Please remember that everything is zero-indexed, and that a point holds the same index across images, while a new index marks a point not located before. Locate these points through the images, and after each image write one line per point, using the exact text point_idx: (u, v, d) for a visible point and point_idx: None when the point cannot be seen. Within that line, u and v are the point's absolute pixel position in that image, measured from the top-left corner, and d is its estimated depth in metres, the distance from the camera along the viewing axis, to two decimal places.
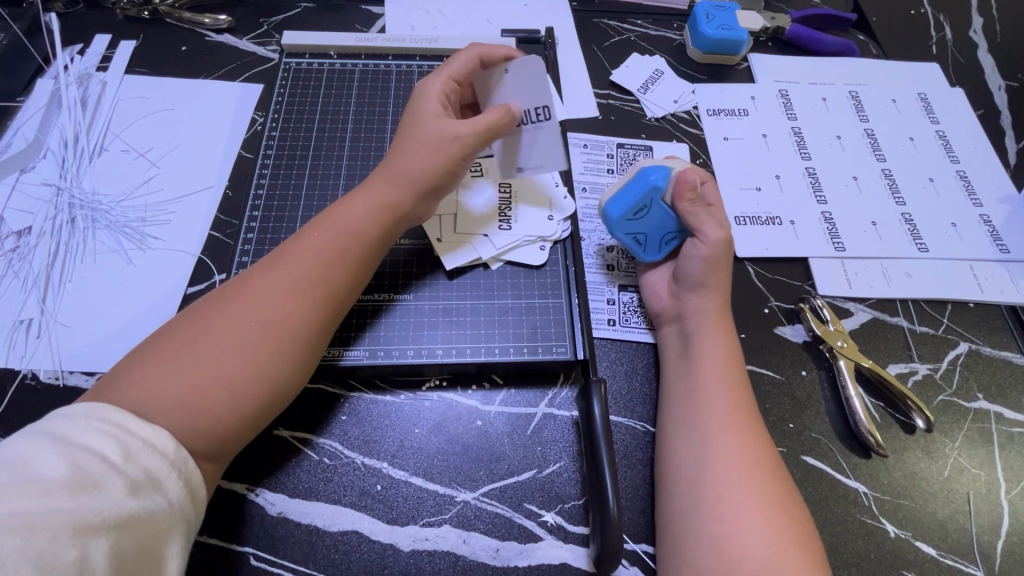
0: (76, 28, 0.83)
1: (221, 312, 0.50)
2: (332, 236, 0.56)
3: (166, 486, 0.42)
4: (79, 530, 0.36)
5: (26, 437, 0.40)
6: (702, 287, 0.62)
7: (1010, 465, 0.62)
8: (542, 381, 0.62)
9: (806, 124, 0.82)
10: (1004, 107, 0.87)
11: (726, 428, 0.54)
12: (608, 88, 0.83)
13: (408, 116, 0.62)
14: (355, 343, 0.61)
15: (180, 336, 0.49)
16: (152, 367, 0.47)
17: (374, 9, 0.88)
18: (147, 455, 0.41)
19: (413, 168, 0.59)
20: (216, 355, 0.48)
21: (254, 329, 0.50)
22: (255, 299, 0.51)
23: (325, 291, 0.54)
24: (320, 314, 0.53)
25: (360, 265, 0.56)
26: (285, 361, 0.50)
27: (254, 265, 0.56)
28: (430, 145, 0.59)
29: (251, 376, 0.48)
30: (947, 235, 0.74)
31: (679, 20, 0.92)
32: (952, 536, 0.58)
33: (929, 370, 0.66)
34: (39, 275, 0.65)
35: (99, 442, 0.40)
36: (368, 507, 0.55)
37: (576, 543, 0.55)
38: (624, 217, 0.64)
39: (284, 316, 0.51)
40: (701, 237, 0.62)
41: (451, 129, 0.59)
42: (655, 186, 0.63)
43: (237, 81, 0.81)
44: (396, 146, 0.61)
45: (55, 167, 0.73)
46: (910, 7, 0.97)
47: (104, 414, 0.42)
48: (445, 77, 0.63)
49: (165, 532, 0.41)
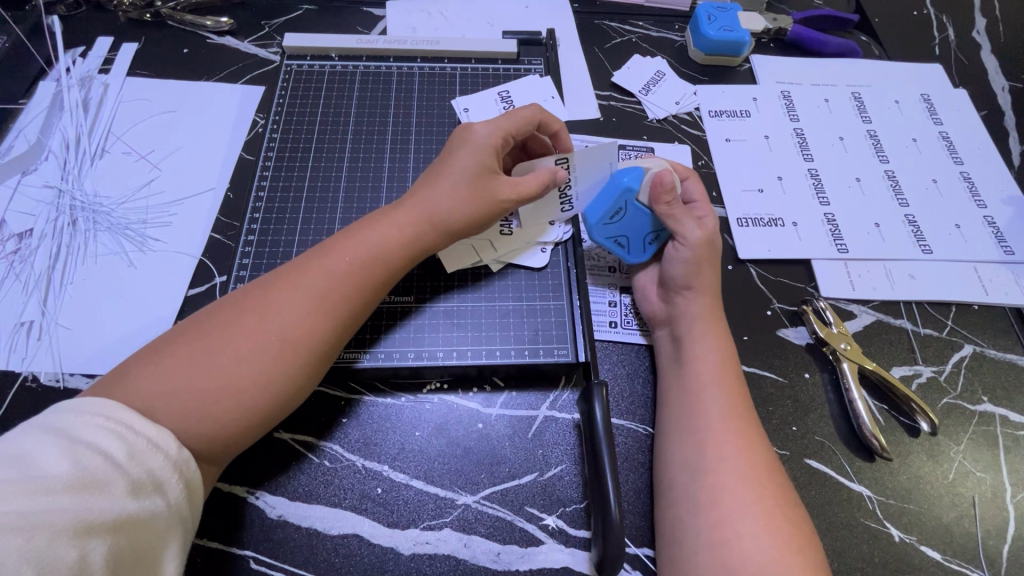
0: (77, 30, 0.83)
1: (238, 317, 0.50)
2: (355, 249, 0.55)
3: (168, 487, 0.42)
4: (79, 531, 0.36)
5: (31, 431, 0.40)
6: (689, 288, 0.62)
7: (1015, 469, 0.61)
8: (543, 383, 0.62)
9: (808, 125, 0.82)
10: (1008, 108, 0.87)
11: (723, 432, 0.54)
12: (610, 90, 0.83)
13: (461, 149, 0.62)
14: (373, 346, 0.61)
15: (195, 338, 0.48)
16: (162, 365, 0.47)
17: (376, 11, 0.88)
18: (151, 454, 0.41)
19: (447, 215, 0.59)
20: (228, 363, 0.47)
21: (268, 339, 0.49)
22: (270, 308, 0.51)
23: (342, 310, 0.53)
24: (335, 332, 0.52)
25: (380, 284, 0.56)
26: (296, 376, 0.50)
27: (277, 267, 0.55)
28: (472, 199, 0.60)
29: (259, 387, 0.48)
30: (951, 236, 0.74)
31: (681, 21, 0.92)
32: (957, 540, 0.57)
33: (933, 373, 0.66)
34: (40, 276, 0.65)
35: (103, 440, 0.40)
36: (368, 509, 0.55)
37: (578, 546, 0.54)
38: (600, 222, 0.64)
39: (299, 330, 0.50)
40: (681, 240, 0.62)
41: (500, 192, 0.61)
42: (628, 189, 0.63)
43: (239, 83, 0.81)
44: (433, 175, 0.61)
45: (57, 169, 0.73)
46: (912, 8, 0.96)
47: (110, 412, 0.42)
48: (503, 130, 0.63)
49: (164, 534, 0.41)
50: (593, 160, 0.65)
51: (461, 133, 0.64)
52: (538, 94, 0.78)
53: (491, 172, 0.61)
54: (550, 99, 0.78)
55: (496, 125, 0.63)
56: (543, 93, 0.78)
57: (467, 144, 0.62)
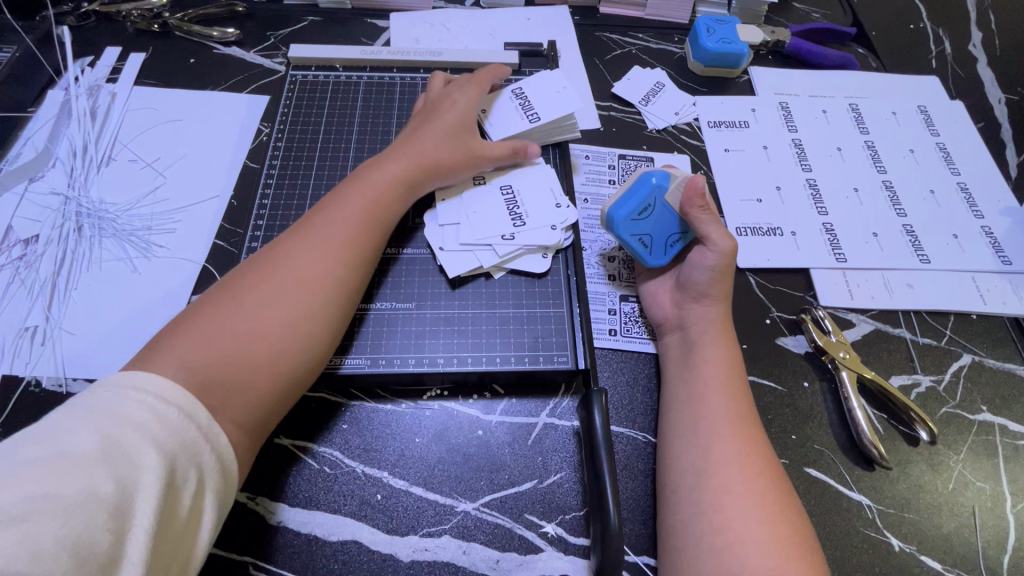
0: (85, 41, 0.85)
1: (257, 274, 0.54)
2: (355, 204, 0.60)
3: (202, 458, 0.42)
4: (113, 513, 0.36)
5: (62, 412, 0.40)
6: (706, 296, 0.63)
7: (1015, 478, 0.61)
8: (543, 390, 0.62)
9: (807, 135, 0.83)
10: (1005, 120, 0.88)
11: (727, 436, 0.54)
12: (610, 100, 0.84)
13: (433, 115, 0.70)
14: (350, 352, 0.61)
15: (219, 299, 0.51)
16: (194, 327, 0.49)
17: (380, 22, 0.90)
18: (183, 426, 0.42)
19: (438, 163, 0.66)
20: (256, 309, 0.51)
21: (289, 287, 0.53)
22: (287, 261, 0.55)
23: (351, 253, 0.57)
24: (348, 272, 0.57)
25: (381, 237, 0.61)
26: (320, 319, 0.53)
27: (278, 236, 0.59)
28: (456, 148, 0.68)
29: (286, 326, 0.51)
30: (948, 245, 0.74)
31: (680, 33, 0.93)
32: (957, 551, 0.57)
33: (932, 382, 0.66)
34: (45, 282, 0.66)
35: (139, 415, 0.40)
36: (367, 516, 0.55)
37: (577, 555, 0.54)
38: (629, 217, 0.64)
39: (315, 273, 0.54)
40: (710, 245, 0.63)
41: (474, 144, 0.68)
42: (658, 186, 0.65)
43: (244, 92, 0.82)
44: (416, 131, 0.68)
45: (64, 176, 0.74)
46: (910, 22, 0.97)
47: (141, 384, 0.42)
48: (474, 95, 0.72)
49: (196, 508, 0.41)
50: (538, 183, 0.71)
51: (437, 99, 0.72)
52: (554, 91, 0.74)
53: (467, 127, 0.69)
54: (563, 90, 0.74)
55: (468, 90, 0.72)
56: (557, 84, 0.75)
57: (446, 108, 0.70)
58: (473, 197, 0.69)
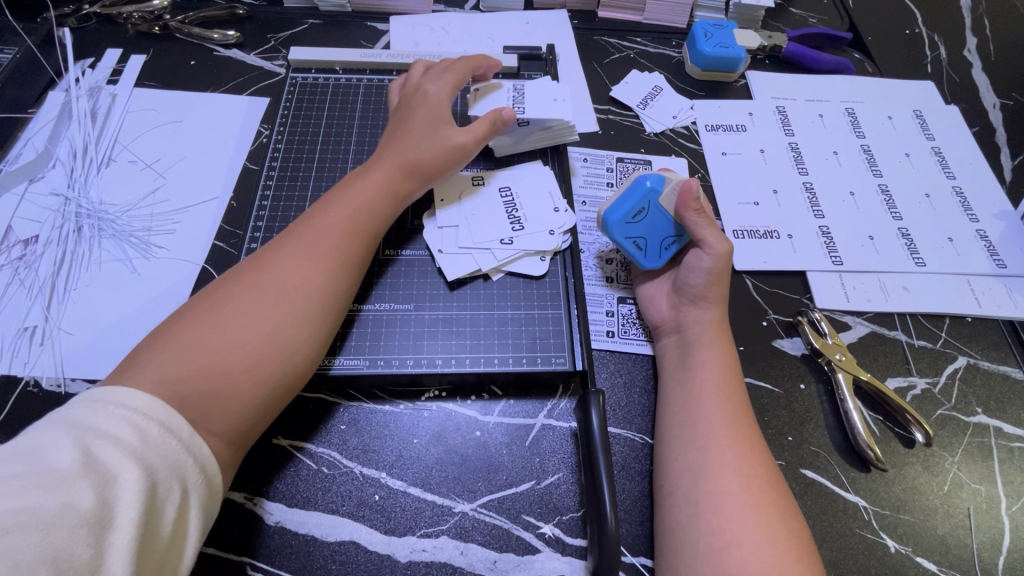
0: (86, 42, 0.85)
1: (237, 285, 0.54)
2: (339, 214, 0.60)
3: (184, 470, 0.42)
4: (93, 527, 0.36)
5: (47, 426, 0.41)
6: (702, 300, 0.63)
7: (1010, 480, 0.61)
8: (542, 391, 0.63)
9: (804, 139, 0.84)
10: (999, 125, 0.88)
11: (723, 439, 0.55)
12: (608, 104, 0.85)
13: (415, 113, 0.69)
14: (346, 352, 0.61)
15: (198, 311, 0.51)
16: (172, 339, 0.49)
17: (380, 25, 0.90)
18: (163, 440, 0.42)
19: (422, 161, 0.66)
20: (234, 320, 0.51)
21: (269, 298, 0.53)
22: (267, 272, 0.55)
23: (333, 262, 0.57)
24: (329, 280, 0.56)
25: (366, 245, 0.61)
26: (301, 327, 0.53)
27: (264, 246, 0.59)
28: (439, 147, 0.67)
29: (264, 336, 0.51)
30: (944, 249, 0.75)
31: (679, 37, 0.93)
32: (953, 552, 0.58)
33: (928, 384, 0.66)
34: (44, 283, 0.66)
35: (118, 428, 0.41)
36: (365, 517, 0.55)
37: (575, 556, 0.55)
38: (622, 221, 0.65)
39: (295, 282, 0.55)
40: (706, 249, 0.63)
41: (455, 138, 0.67)
42: (652, 190, 0.65)
43: (244, 94, 0.82)
44: (398, 133, 0.68)
45: (65, 177, 0.74)
46: (905, 27, 0.98)
47: (121, 400, 0.42)
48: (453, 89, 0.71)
49: (181, 520, 0.41)
50: (537, 187, 0.72)
51: (413, 93, 0.72)
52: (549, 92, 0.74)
53: (448, 123, 0.68)
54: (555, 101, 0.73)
55: (449, 86, 0.72)
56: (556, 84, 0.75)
57: (425, 104, 0.70)
58: (473, 200, 0.70)
